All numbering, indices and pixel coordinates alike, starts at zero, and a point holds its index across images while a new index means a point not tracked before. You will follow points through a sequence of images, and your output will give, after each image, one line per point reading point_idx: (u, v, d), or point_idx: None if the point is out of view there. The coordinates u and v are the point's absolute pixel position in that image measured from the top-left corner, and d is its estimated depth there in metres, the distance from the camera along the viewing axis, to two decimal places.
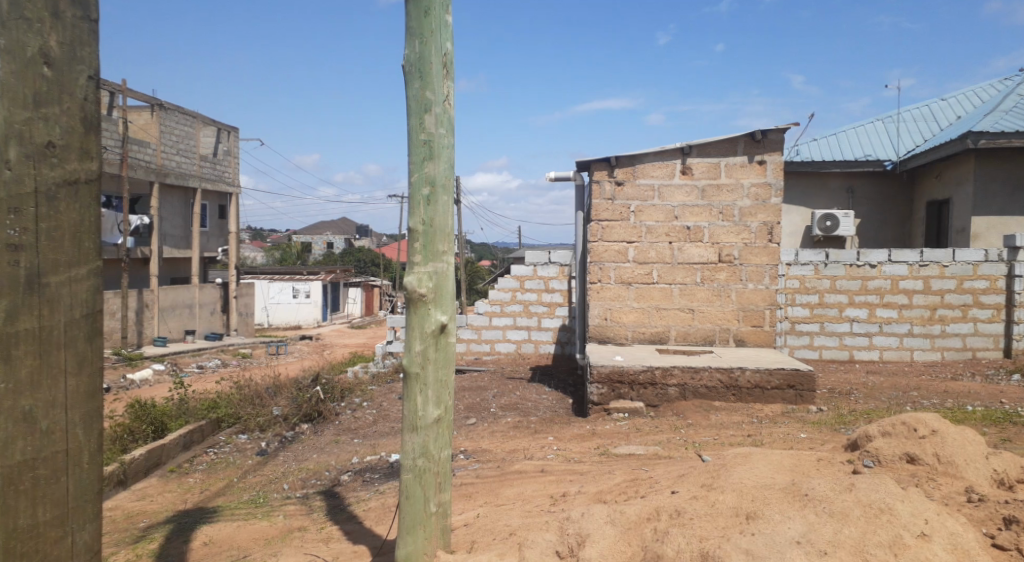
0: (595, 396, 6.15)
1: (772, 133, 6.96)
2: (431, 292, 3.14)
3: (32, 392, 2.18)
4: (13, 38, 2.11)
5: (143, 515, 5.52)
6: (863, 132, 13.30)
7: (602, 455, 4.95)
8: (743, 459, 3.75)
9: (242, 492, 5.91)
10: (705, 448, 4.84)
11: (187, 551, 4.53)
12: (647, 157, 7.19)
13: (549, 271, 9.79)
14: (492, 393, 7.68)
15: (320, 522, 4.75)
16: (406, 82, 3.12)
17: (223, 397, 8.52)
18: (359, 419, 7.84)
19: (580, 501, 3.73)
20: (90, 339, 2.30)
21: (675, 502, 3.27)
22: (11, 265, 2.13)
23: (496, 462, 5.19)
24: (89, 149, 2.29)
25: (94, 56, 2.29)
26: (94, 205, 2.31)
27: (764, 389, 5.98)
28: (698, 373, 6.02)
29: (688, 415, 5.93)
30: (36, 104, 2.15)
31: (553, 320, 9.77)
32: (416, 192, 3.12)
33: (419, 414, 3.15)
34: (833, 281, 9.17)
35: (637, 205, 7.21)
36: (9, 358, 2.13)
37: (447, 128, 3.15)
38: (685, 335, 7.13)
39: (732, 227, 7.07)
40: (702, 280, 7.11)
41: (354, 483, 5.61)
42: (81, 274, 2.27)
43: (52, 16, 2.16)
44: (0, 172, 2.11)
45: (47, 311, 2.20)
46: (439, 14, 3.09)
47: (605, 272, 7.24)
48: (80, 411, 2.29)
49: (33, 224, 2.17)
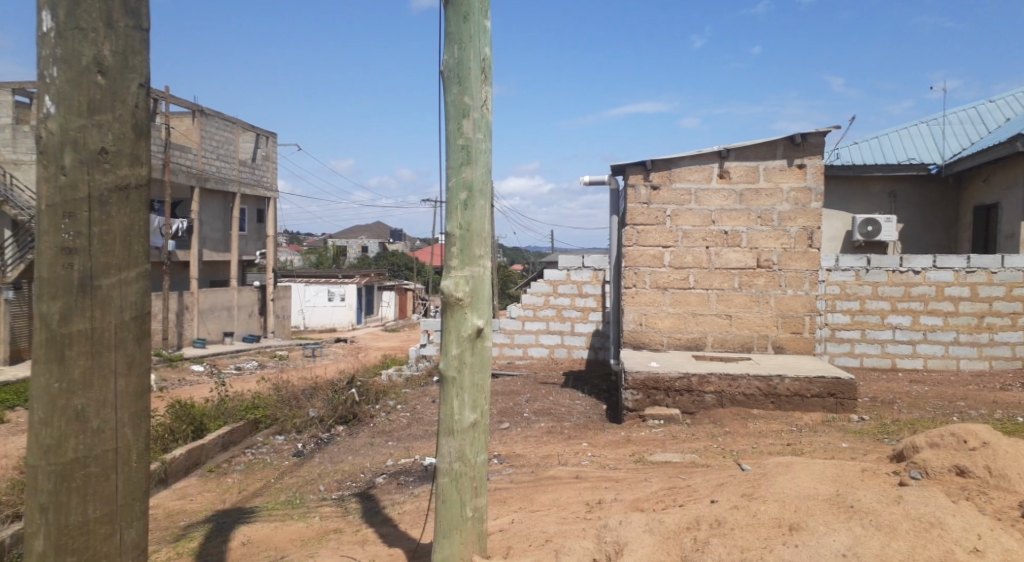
0: (630, 403, 6.10)
1: (812, 137, 6.85)
2: (468, 295, 3.15)
3: (83, 391, 2.24)
4: (69, 48, 2.19)
5: (184, 514, 5.64)
6: (907, 135, 13.01)
7: (637, 463, 4.91)
8: (786, 469, 3.68)
9: (279, 493, 5.99)
10: (744, 457, 4.76)
11: (226, 551, 4.61)
12: (683, 161, 7.13)
13: (583, 276, 9.76)
14: (525, 398, 7.67)
15: (356, 524, 4.79)
16: (445, 87, 3.15)
17: (260, 398, 8.66)
18: (393, 422, 7.89)
19: (618, 509, 3.69)
20: (139, 341, 2.35)
21: (715, 511, 3.22)
22: (65, 268, 2.21)
23: (530, 467, 5.17)
24: (140, 155, 2.34)
25: (145, 65, 2.34)
26: (144, 210, 2.36)
27: (804, 397, 5.86)
28: (736, 381, 5.93)
29: (725, 423, 5.84)
30: (91, 112, 2.23)
31: (586, 325, 9.72)
32: (453, 197, 3.13)
33: (455, 418, 3.16)
34: (875, 288, 8.99)
35: (673, 208, 7.14)
36: (62, 358, 2.21)
37: (485, 133, 3.16)
38: (722, 342, 7.04)
39: (771, 231, 6.96)
40: (740, 286, 7.01)
41: (389, 486, 5.65)
42: (132, 276, 2.32)
43: (105, 26, 2.23)
44: (56, 177, 2.20)
45: (99, 313, 2.25)
46: (478, 19, 3.11)
47: (640, 277, 7.18)
48: (129, 410, 2.34)
49: (87, 228, 2.23)
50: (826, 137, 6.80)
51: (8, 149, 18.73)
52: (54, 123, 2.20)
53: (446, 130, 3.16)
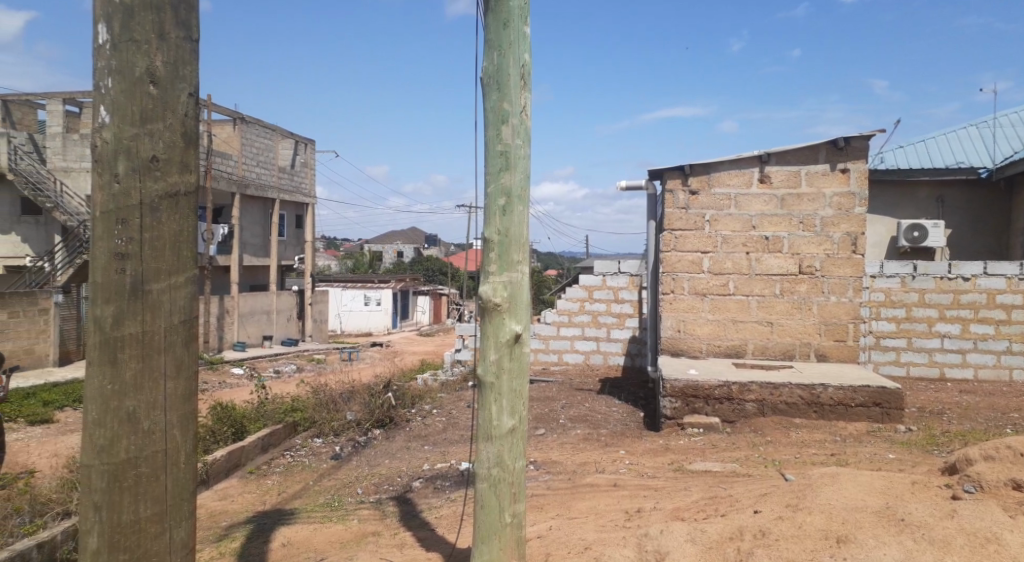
0: (669, 411, 6.03)
1: (856, 141, 6.71)
2: (506, 301, 3.16)
3: (135, 393, 2.30)
4: (123, 59, 2.25)
5: (226, 515, 5.74)
6: (956, 139, 12.68)
7: (677, 472, 4.84)
8: (832, 480, 3.58)
9: (318, 495, 6.06)
10: (787, 467, 4.66)
11: (267, 551, 4.67)
12: (722, 165, 7.03)
13: (619, 282, 9.70)
14: (561, 405, 7.63)
15: (394, 528, 4.82)
16: (485, 94, 3.17)
17: (299, 401, 8.79)
18: (429, 426, 7.93)
19: (658, 518, 3.64)
20: (188, 344, 2.41)
21: (758, 522, 3.16)
22: (118, 273, 2.27)
23: (567, 474, 5.15)
24: (189, 163, 2.40)
25: (195, 75, 2.40)
26: (192, 217, 2.41)
27: (848, 407, 5.72)
28: (777, 390, 5.82)
29: (767, 432, 5.73)
30: (144, 121, 2.28)
31: (622, 331, 9.66)
32: (492, 203, 3.15)
33: (494, 424, 3.16)
34: (921, 295, 8.78)
35: (712, 214, 7.05)
36: (115, 361, 2.27)
37: (524, 139, 3.16)
38: (763, 350, 6.92)
39: (813, 237, 6.84)
40: (781, 292, 6.89)
41: (426, 490, 5.68)
42: (181, 281, 2.37)
43: (158, 38, 2.29)
44: (109, 184, 2.26)
45: (149, 316, 2.31)
46: (517, 26, 3.13)
47: (679, 284, 7.10)
48: (178, 412, 2.39)
49: (138, 234, 2.29)
50: (870, 140, 6.64)
51: (60, 156, 19.28)
52: (108, 132, 2.26)
53: (485, 137, 3.18)
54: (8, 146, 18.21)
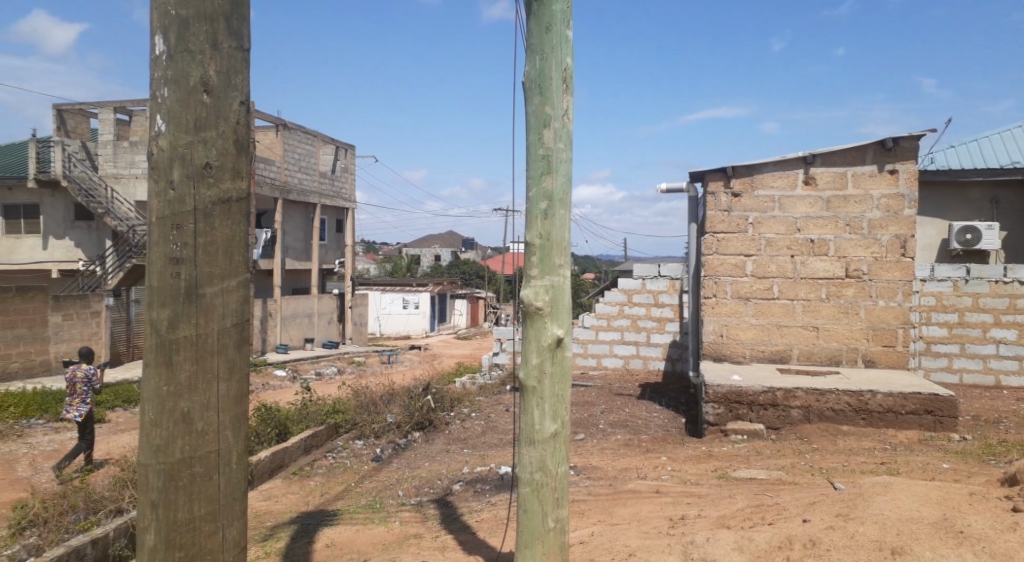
0: (712, 416, 5.96)
1: (905, 141, 6.55)
2: (548, 304, 3.15)
3: (190, 394, 2.35)
4: (178, 69, 2.31)
5: (270, 515, 5.84)
6: (1011, 138, 12.28)
7: (720, 479, 4.77)
8: (884, 489, 3.49)
9: (359, 496, 6.13)
10: (835, 476, 4.55)
11: (311, 552, 4.74)
12: (766, 167, 6.90)
13: (659, 285, 9.63)
14: (600, 409, 7.59)
15: (435, 530, 4.84)
16: (527, 98, 3.18)
17: (340, 403, 8.90)
18: (468, 429, 7.96)
19: (703, 526, 3.60)
20: (240, 346, 2.46)
21: (807, 531, 3.11)
22: (173, 277, 2.33)
23: (608, 479, 5.11)
24: (241, 169, 2.45)
25: (246, 84, 2.45)
26: (244, 222, 2.47)
27: (898, 414, 5.58)
28: (823, 396, 5.70)
29: (813, 439, 5.62)
30: (198, 129, 2.34)
31: (662, 335, 9.56)
32: (534, 207, 3.15)
33: (536, 428, 3.16)
34: (975, 299, 8.53)
35: (756, 216, 6.95)
36: (171, 363, 2.33)
37: (566, 143, 3.15)
38: (808, 355, 6.79)
39: (861, 240, 6.69)
40: (827, 296, 6.76)
41: (466, 493, 5.71)
42: (233, 285, 2.42)
43: (211, 48, 2.34)
44: (166, 191, 2.32)
45: (203, 319, 2.36)
46: (560, 29, 3.13)
47: (721, 287, 7.00)
48: (230, 414, 2.44)
49: (193, 239, 2.34)
50: (919, 141, 6.47)
51: (110, 163, 19.82)
52: (164, 140, 2.32)
53: (527, 141, 3.18)
54: (62, 154, 18.82)
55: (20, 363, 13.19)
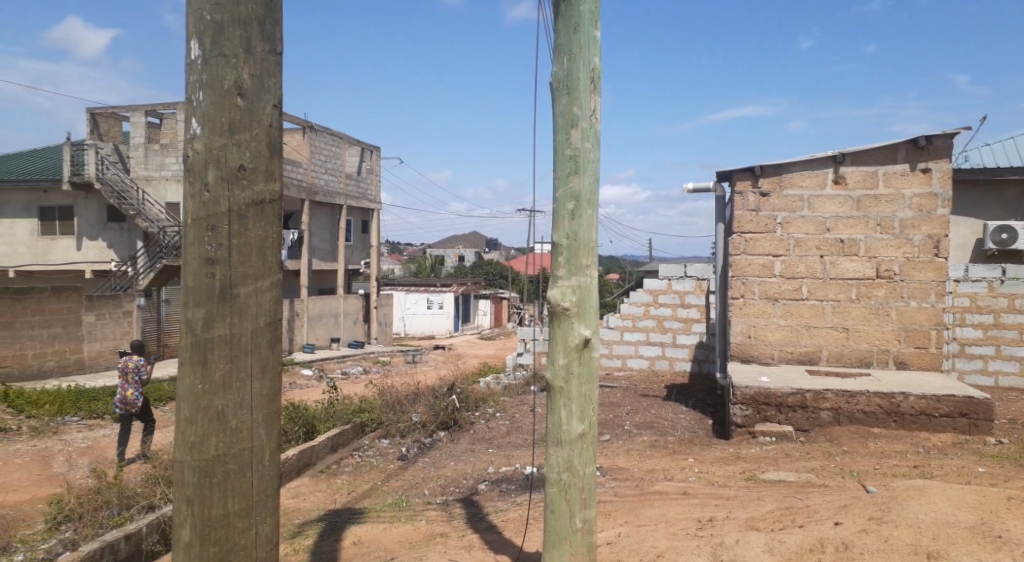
0: (739, 418, 5.90)
1: (938, 139, 6.43)
2: (575, 305, 3.15)
3: (224, 392, 2.39)
4: (213, 73, 2.35)
5: (298, 512, 5.90)
6: None
7: (749, 481, 4.73)
8: (918, 493, 3.45)
9: (386, 495, 6.18)
10: (867, 478, 4.49)
11: (339, 549, 4.78)
12: (795, 166, 6.82)
13: (685, 286, 9.57)
14: (626, 410, 7.56)
15: (461, 529, 4.86)
16: (554, 99, 3.19)
17: (366, 402, 8.97)
18: (493, 429, 7.98)
19: (732, 527, 3.58)
20: (273, 346, 2.50)
21: (839, 534, 3.10)
22: (208, 278, 2.36)
23: (634, 481, 5.09)
24: (274, 171, 2.48)
25: (279, 87, 2.48)
26: (276, 224, 2.50)
27: (931, 417, 5.48)
28: (854, 398, 5.62)
29: (843, 442, 5.55)
30: (232, 132, 2.38)
31: (689, 336, 9.49)
32: (560, 208, 3.15)
33: (564, 428, 3.16)
34: (1011, 300, 8.35)
35: (784, 216, 6.87)
36: (206, 362, 2.37)
37: (594, 143, 3.15)
38: (838, 356, 6.71)
39: (892, 240, 6.59)
40: (858, 297, 6.66)
41: (491, 493, 5.72)
42: (266, 285, 2.46)
43: (245, 52, 2.38)
44: (201, 193, 2.36)
45: (237, 319, 2.40)
46: (588, 30, 3.13)
47: (749, 288, 6.93)
48: (263, 411, 2.48)
49: (227, 240, 2.38)
50: (953, 139, 6.35)
51: (141, 166, 20.12)
52: (199, 143, 2.37)
53: (555, 141, 3.19)
54: (95, 157, 19.20)
55: (55, 361, 13.48)
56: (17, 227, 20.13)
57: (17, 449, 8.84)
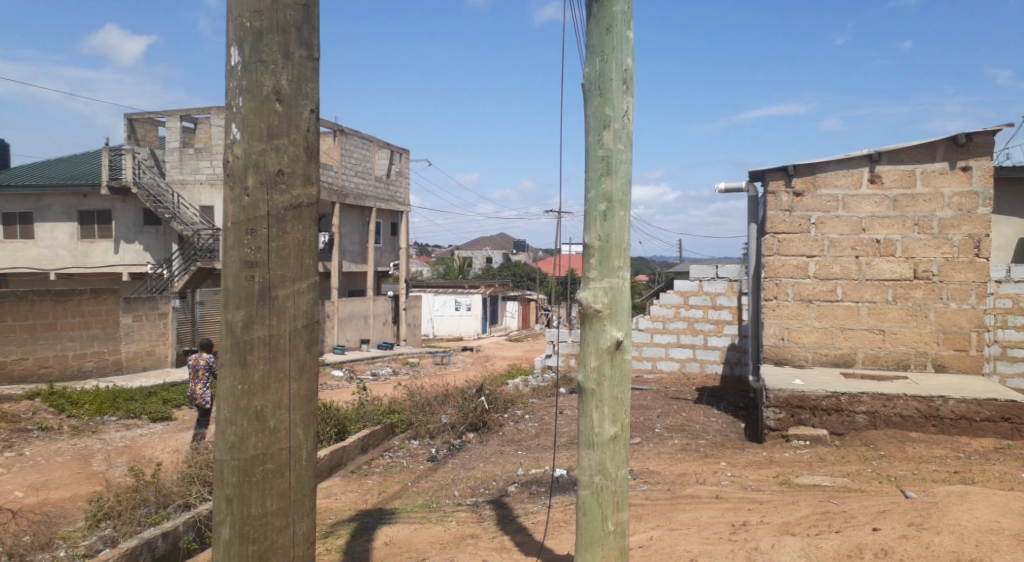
0: (772, 422, 5.83)
1: (979, 137, 6.29)
2: (607, 307, 3.14)
3: (263, 393, 2.43)
4: (253, 79, 2.39)
5: (330, 512, 5.97)
6: None
7: (783, 485, 4.67)
8: (960, 499, 3.38)
9: (416, 496, 6.21)
10: (905, 484, 4.40)
11: (371, 549, 4.82)
12: (830, 165, 6.72)
13: (716, 287, 9.47)
14: (656, 413, 7.51)
15: (492, 531, 4.87)
16: (587, 100, 3.19)
17: (396, 403, 9.04)
18: (522, 431, 7.99)
19: (766, 532, 3.54)
20: (310, 347, 2.53)
21: (879, 540, 3.05)
22: (247, 280, 2.40)
23: (665, 484, 5.06)
24: (311, 175, 2.52)
25: (316, 92, 2.52)
26: (314, 226, 2.54)
27: (972, 421, 5.35)
28: (891, 401, 5.51)
29: (880, 446, 5.45)
30: (271, 137, 2.42)
31: (721, 338, 9.40)
32: (592, 209, 3.15)
33: (596, 431, 3.15)
34: None
35: (819, 216, 6.76)
36: (245, 363, 2.41)
37: (626, 144, 3.14)
38: (874, 359, 6.59)
39: (930, 240, 6.46)
40: (895, 299, 6.54)
41: (521, 495, 5.73)
42: (303, 287, 2.49)
43: (283, 58, 2.42)
44: (241, 198, 2.40)
45: (276, 320, 2.44)
46: (620, 30, 3.12)
47: (782, 289, 6.84)
48: (301, 412, 2.52)
49: (266, 243, 2.42)
50: (994, 136, 6.20)
51: (177, 170, 20.49)
52: (239, 148, 2.41)
53: (587, 143, 3.18)
54: (133, 161, 19.65)
55: (94, 362, 13.80)
56: (58, 231, 20.65)
57: (58, 447, 9.07)
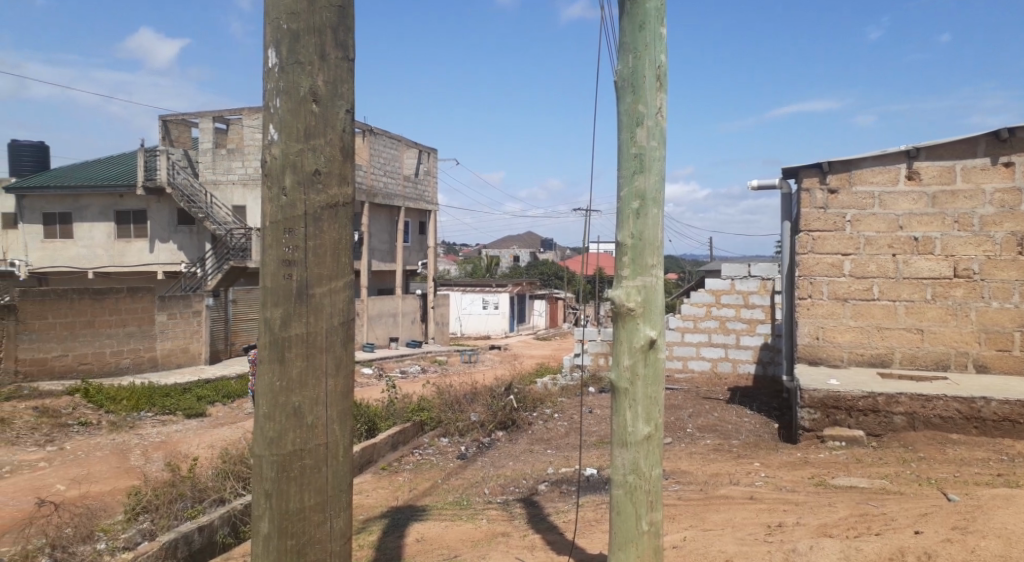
0: (807, 422, 5.75)
1: (1022, 131, 6.13)
2: (640, 305, 3.12)
3: (301, 390, 2.45)
4: (290, 80, 2.42)
5: (362, 508, 6.03)
6: None
7: (819, 487, 4.60)
8: (1006, 502, 3.31)
9: (447, 493, 6.24)
10: (946, 487, 4.30)
11: (403, 546, 4.85)
12: (865, 162, 6.59)
13: (749, 286, 9.38)
14: (688, 413, 7.44)
15: (523, 529, 4.87)
16: (619, 97, 3.16)
17: (425, 401, 9.09)
18: (552, 430, 7.98)
19: (803, 534, 3.48)
20: (346, 345, 2.55)
21: (921, 543, 2.99)
22: (285, 279, 2.43)
23: (698, 485, 5.00)
24: (347, 175, 2.54)
25: (352, 93, 2.53)
26: (350, 226, 2.56)
27: (1015, 423, 5.23)
28: (930, 402, 5.40)
29: (919, 448, 5.34)
30: (308, 137, 2.44)
31: (753, 338, 9.29)
32: (626, 207, 3.12)
33: (629, 430, 3.13)
34: None
35: (854, 214, 6.64)
36: (283, 360, 2.43)
37: (659, 141, 3.11)
38: (912, 359, 6.46)
39: (971, 238, 6.31)
40: (934, 297, 6.41)
41: (552, 494, 5.71)
42: (339, 286, 2.51)
43: (319, 59, 2.44)
44: (279, 198, 2.43)
45: (313, 319, 2.46)
46: (654, 27, 3.09)
47: (817, 288, 6.73)
48: (337, 408, 2.54)
49: (303, 242, 2.44)
50: None
51: (209, 170, 20.85)
52: (277, 148, 2.44)
53: (620, 140, 3.16)
54: (167, 162, 20.02)
55: (130, 359, 14.08)
56: (95, 231, 21.12)
57: (97, 442, 9.28)
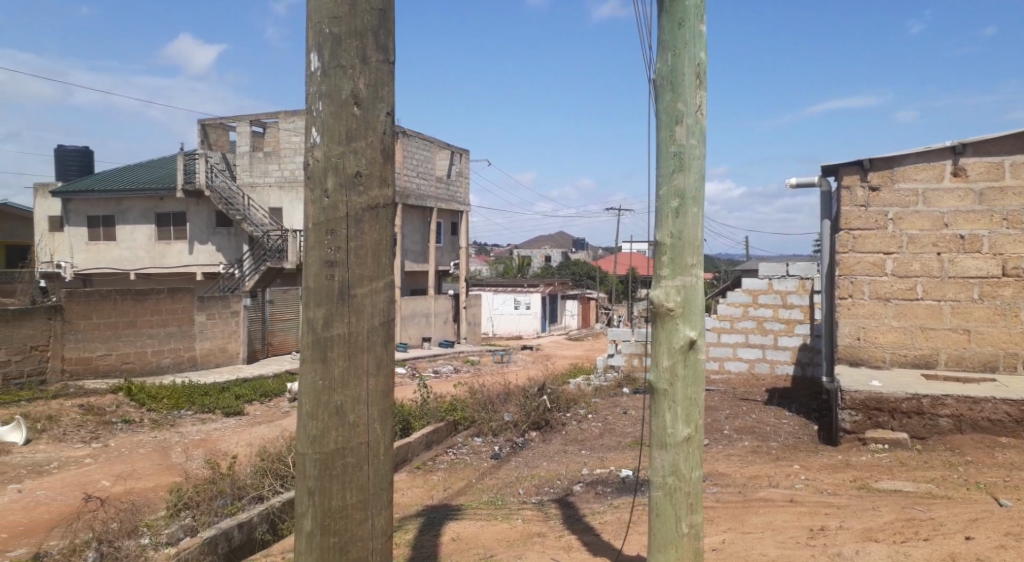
0: (849, 424, 5.64)
1: None
2: (680, 305, 3.08)
3: (343, 389, 2.48)
4: (332, 84, 2.44)
5: (398, 507, 6.08)
6: None
7: (861, 490, 4.51)
8: None
9: (481, 493, 6.26)
10: (996, 492, 4.19)
11: (439, 545, 4.87)
12: (908, 158, 6.44)
13: (787, 286, 9.23)
14: (725, 415, 7.35)
15: (558, 530, 4.85)
16: (658, 96, 3.13)
17: (458, 401, 9.13)
18: (586, 431, 7.95)
19: (847, 537, 3.42)
20: (387, 344, 2.56)
21: (973, 549, 2.96)
22: (327, 279, 2.46)
23: (736, 487, 4.94)
24: (387, 177, 2.55)
25: (391, 95, 2.55)
26: (390, 227, 2.58)
27: None
28: (978, 405, 5.26)
29: (967, 452, 5.21)
30: (349, 140, 2.46)
31: (791, 338, 9.14)
32: (665, 206, 3.10)
33: (668, 431, 3.10)
34: None
35: (896, 211, 6.49)
36: (326, 359, 2.47)
37: (699, 139, 3.07)
38: (958, 360, 6.31)
39: (1020, 236, 6.13)
40: (980, 297, 6.25)
41: (587, 495, 5.69)
42: (380, 286, 2.52)
43: (360, 62, 2.46)
44: (321, 200, 2.46)
45: (355, 318, 2.48)
46: (693, 25, 3.06)
47: (858, 287, 6.59)
48: (379, 407, 2.55)
49: (345, 243, 2.47)
50: None
51: (246, 173, 21.22)
52: (319, 151, 2.47)
53: (658, 138, 3.13)
54: (205, 165, 20.41)
55: (170, 358, 14.39)
56: (136, 233, 21.64)
57: (139, 440, 9.49)
